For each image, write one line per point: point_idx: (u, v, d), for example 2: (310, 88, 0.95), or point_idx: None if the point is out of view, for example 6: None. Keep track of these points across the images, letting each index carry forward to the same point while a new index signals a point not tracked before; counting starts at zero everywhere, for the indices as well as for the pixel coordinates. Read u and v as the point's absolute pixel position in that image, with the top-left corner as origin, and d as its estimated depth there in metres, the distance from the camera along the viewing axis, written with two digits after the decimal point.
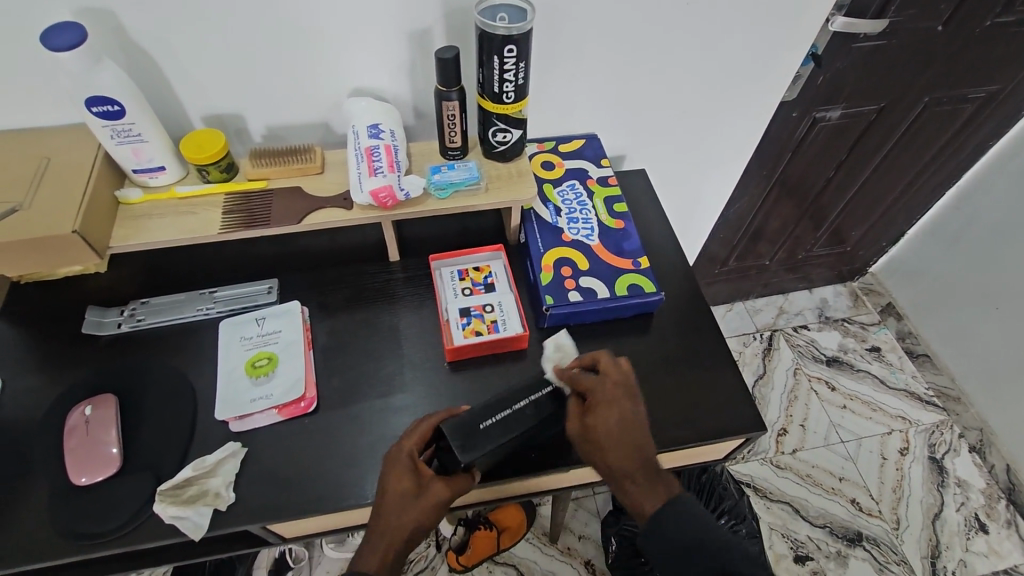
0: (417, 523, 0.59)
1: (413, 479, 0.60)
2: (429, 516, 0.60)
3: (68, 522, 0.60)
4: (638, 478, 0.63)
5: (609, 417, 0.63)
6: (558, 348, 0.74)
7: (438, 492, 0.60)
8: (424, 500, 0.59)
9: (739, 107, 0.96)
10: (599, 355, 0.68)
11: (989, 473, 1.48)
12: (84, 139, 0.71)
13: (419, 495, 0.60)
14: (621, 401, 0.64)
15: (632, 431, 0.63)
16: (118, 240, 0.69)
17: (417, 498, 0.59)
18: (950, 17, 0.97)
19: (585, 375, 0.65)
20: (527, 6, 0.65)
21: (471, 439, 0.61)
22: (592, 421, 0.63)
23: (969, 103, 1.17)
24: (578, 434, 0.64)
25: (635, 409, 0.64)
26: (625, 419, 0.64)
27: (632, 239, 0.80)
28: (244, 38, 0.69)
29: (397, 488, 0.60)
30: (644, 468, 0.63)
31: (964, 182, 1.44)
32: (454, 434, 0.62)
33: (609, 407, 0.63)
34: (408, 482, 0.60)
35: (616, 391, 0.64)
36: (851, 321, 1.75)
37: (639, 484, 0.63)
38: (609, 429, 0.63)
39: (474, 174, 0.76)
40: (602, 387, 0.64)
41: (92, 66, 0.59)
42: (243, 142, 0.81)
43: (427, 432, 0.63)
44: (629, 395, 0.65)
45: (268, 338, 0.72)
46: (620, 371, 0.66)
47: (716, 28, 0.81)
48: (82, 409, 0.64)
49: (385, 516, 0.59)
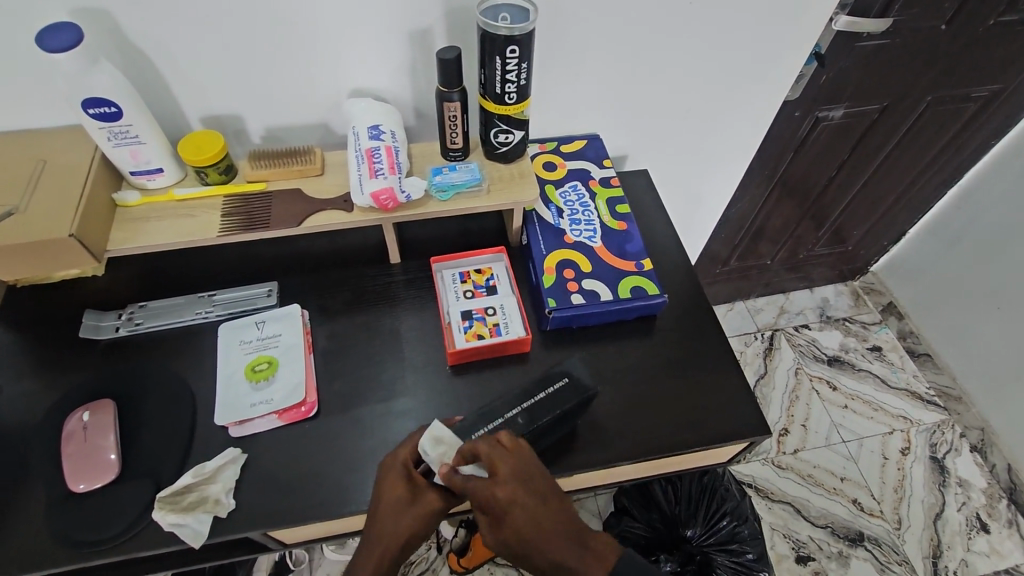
0: (412, 530, 0.59)
1: (408, 487, 0.59)
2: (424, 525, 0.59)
3: (66, 530, 0.59)
4: (574, 564, 0.56)
5: (517, 521, 0.55)
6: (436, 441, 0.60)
7: (432, 501, 0.59)
8: (418, 508, 0.58)
9: (742, 107, 0.96)
10: (481, 444, 0.57)
11: (991, 473, 1.48)
12: (81, 141, 0.70)
13: (414, 503, 0.59)
14: (521, 498, 0.55)
15: (548, 523, 0.56)
16: (116, 243, 0.68)
17: (412, 506, 0.59)
18: (954, 16, 0.96)
19: (473, 480, 0.55)
20: (529, 5, 0.64)
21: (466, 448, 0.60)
22: (503, 528, 0.55)
23: (973, 102, 1.17)
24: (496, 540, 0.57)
25: (536, 498, 0.56)
26: (535, 512, 0.56)
27: (635, 241, 0.80)
28: (242, 38, 0.68)
29: (393, 494, 0.59)
30: (576, 551, 0.57)
31: (966, 181, 1.43)
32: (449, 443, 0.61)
33: (511, 512, 0.55)
34: (403, 490, 0.59)
35: (511, 492, 0.55)
36: (852, 320, 1.75)
37: (578, 571, 0.57)
38: (524, 532, 0.55)
39: (475, 176, 0.75)
40: (491, 496, 0.55)
41: (89, 67, 0.59)
42: (242, 143, 0.80)
43: (423, 442, 0.62)
44: (527, 484, 0.56)
45: (268, 342, 0.71)
46: (509, 458, 0.56)
47: (720, 28, 0.80)
48: (80, 414, 0.63)
49: (380, 523, 0.59)
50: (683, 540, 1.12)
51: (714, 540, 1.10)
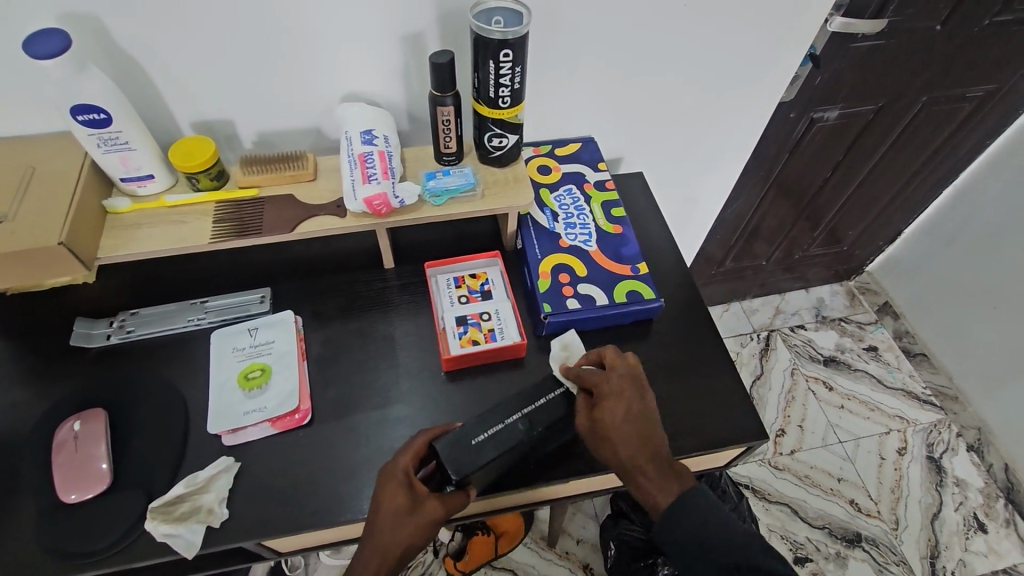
0: (411, 539, 0.58)
1: (407, 495, 0.58)
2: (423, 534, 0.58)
3: (57, 541, 0.58)
4: (649, 468, 0.61)
5: (613, 411, 0.62)
6: (564, 345, 0.73)
7: (432, 509, 0.58)
8: (418, 517, 0.57)
9: (737, 109, 0.96)
10: (608, 351, 0.67)
11: (988, 472, 1.48)
12: (70, 147, 0.69)
13: (413, 512, 0.57)
14: (627, 393, 0.63)
15: (639, 422, 0.62)
16: (106, 251, 0.68)
17: (411, 515, 0.57)
18: (949, 16, 0.96)
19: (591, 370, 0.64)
20: (522, 9, 0.64)
21: (463, 460, 0.60)
22: (598, 414, 0.62)
23: (967, 102, 1.17)
24: (587, 429, 0.64)
25: (639, 400, 0.63)
26: (633, 410, 0.63)
27: (630, 244, 0.79)
28: (233, 42, 0.67)
29: (391, 504, 0.58)
30: (654, 458, 0.62)
31: (961, 181, 1.43)
32: (449, 449, 0.60)
33: (613, 401, 0.62)
34: (402, 500, 0.57)
35: (621, 385, 0.63)
36: (848, 320, 1.75)
37: (651, 476, 0.61)
38: (616, 422, 0.62)
39: (470, 180, 0.75)
40: (606, 381, 0.63)
41: (77, 73, 0.58)
42: (233, 148, 0.80)
43: (421, 448, 0.61)
44: (634, 387, 0.64)
45: (261, 349, 0.70)
46: (627, 364, 0.66)
47: (714, 30, 0.80)
48: (71, 424, 0.62)
49: (378, 534, 0.57)
50: None
51: None
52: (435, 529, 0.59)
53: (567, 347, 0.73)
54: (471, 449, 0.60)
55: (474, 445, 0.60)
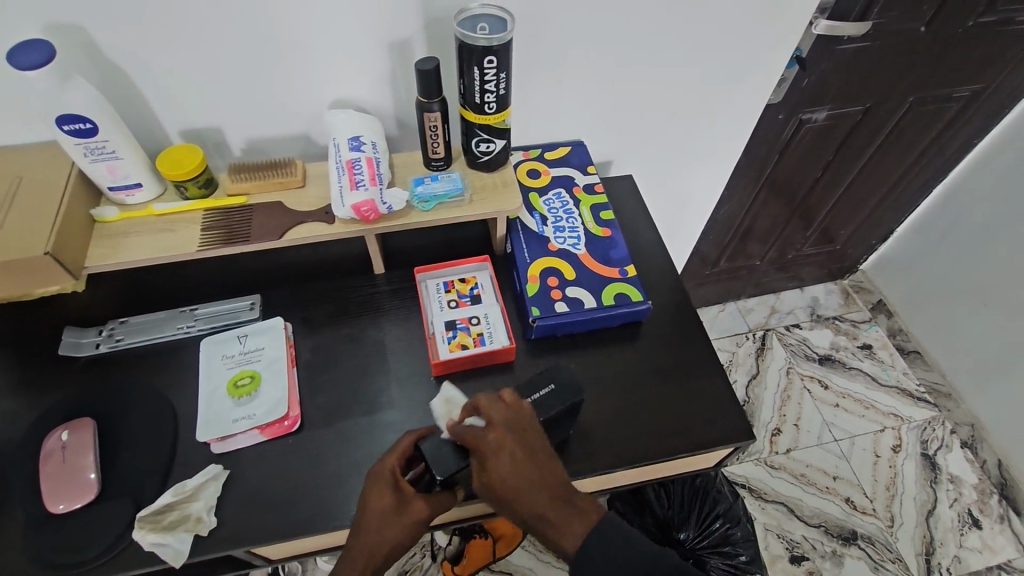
0: (398, 539, 0.58)
1: (393, 495, 0.59)
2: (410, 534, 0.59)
3: (45, 552, 0.58)
4: (550, 516, 0.56)
5: (501, 465, 0.56)
6: (447, 401, 0.69)
7: (418, 509, 0.59)
8: (405, 517, 0.58)
9: (725, 111, 0.96)
10: (485, 400, 0.60)
11: (982, 468, 1.48)
12: (57, 157, 0.69)
13: (400, 512, 0.58)
14: (510, 445, 0.57)
15: (528, 471, 0.57)
16: (94, 260, 0.68)
17: (398, 515, 0.58)
18: (933, 17, 0.96)
19: (468, 429, 0.58)
20: (507, 15, 0.64)
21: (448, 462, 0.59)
22: (487, 473, 0.57)
23: (955, 101, 1.17)
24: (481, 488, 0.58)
25: (522, 447, 0.57)
26: (519, 461, 0.57)
27: (619, 247, 0.80)
28: (219, 51, 0.67)
29: (377, 504, 0.58)
30: (553, 503, 0.56)
31: (950, 180, 1.44)
32: (435, 449, 0.60)
33: (497, 458, 0.57)
34: (389, 499, 0.58)
35: (501, 437, 0.57)
36: (841, 319, 1.75)
37: (553, 524, 0.56)
38: (508, 477, 0.56)
39: (457, 186, 0.75)
40: (484, 440, 0.57)
41: (62, 83, 0.58)
42: (222, 155, 0.80)
43: (408, 449, 0.61)
44: (518, 434, 0.58)
45: (250, 356, 0.70)
46: (504, 409, 0.60)
47: (700, 34, 0.81)
48: (59, 434, 0.62)
49: (365, 533, 0.58)
50: (676, 544, 1.11)
51: (706, 543, 1.10)
52: (422, 528, 0.60)
53: (450, 402, 0.69)
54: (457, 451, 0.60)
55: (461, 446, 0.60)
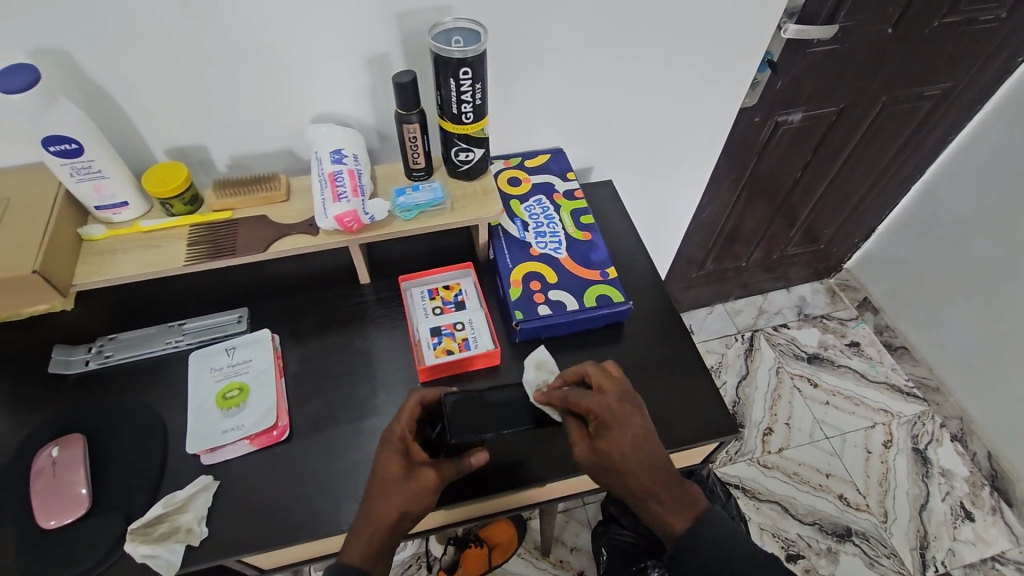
0: (406, 510, 0.59)
1: (400, 457, 0.61)
2: (412, 509, 0.60)
3: (38, 568, 0.59)
4: (664, 494, 0.62)
5: (624, 435, 0.61)
6: (538, 365, 0.72)
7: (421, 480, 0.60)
8: (409, 490, 0.59)
9: (701, 115, 0.99)
10: (591, 368, 0.66)
11: (972, 461, 1.50)
12: (45, 178, 0.71)
13: (408, 479, 0.60)
14: (631, 414, 0.63)
15: (648, 445, 0.62)
16: (82, 278, 0.69)
17: (409, 486, 0.59)
18: (899, 19, 0.99)
19: (581, 396, 0.63)
20: (480, 28, 0.66)
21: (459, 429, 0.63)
22: (605, 444, 0.61)
23: (926, 100, 1.21)
24: (588, 458, 0.63)
25: (642, 417, 0.63)
26: (640, 435, 0.62)
27: (599, 250, 0.81)
28: (199, 71, 0.69)
29: (390, 469, 0.60)
30: (667, 482, 0.62)
31: (928, 177, 1.47)
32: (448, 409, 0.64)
33: (620, 425, 0.62)
34: (398, 465, 0.60)
35: (623, 407, 0.63)
36: (829, 317, 1.78)
37: (668, 504, 0.63)
38: (628, 447, 0.61)
39: (439, 195, 0.76)
40: (605, 407, 0.62)
41: (47, 106, 0.59)
42: (208, 172, 0.81)
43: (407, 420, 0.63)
44: (631, 405, 0.63)
45: (238, 368, 0.71)
46: (616, 382, 0.65)
47: (669, 41, 0.83)
48: (49, 450, 0.63)
49: (378, 500, 0.59)
50: None
51: None
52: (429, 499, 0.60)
53: (540, 367, 0.72)
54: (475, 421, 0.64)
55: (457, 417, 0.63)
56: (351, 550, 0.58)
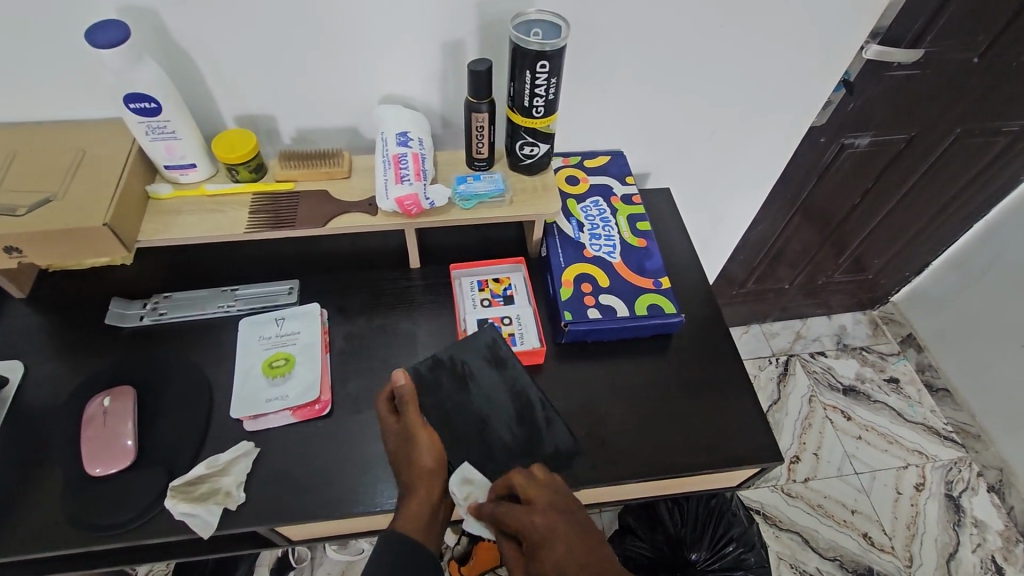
0: (422, 466, 0.61)
1: (394, 426, 0.63)
2: (429, 463, 0.61)
3: (82, 513, 0.60)
4: None
5: (554, 552, 0.54)
6: (465, 482, 0.63)
7: (412, 444, 0.62)
8: (413, 450, 0.61)
9: (768, 131, 0.96)
10: (517, 477, 0.60)
11: (1008, 515, 1.43)
12: (121, 134, 0.72)
13: (406, 445, 0.62)
14: (560, 527, 0.56)
15: (585, 564, 0.54)
16: (147, 235, 0.70)
17: (411, 450, 0.61)
18: (988, 49, 0.94)
19: (510, 510, 0.57)
20: (561, 22, 0.65)
21: (450, 408, 0.66)
22: (539, 566, 0.54)
23: (1002, 136, 1.15)
24: None
25: (575, 530, 0.56)
26: (574, 549, 0.55)
27: (654, 258, 0.80)
28: (275, 40, 0.69)
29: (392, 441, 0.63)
30: None
31: (993, 215, 1.40)
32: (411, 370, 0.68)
33: (549, 541, 0.55)
34: (393, 433, 0.63)
35: (549, 520, 0.56)
36: (869, 350, 1.72)
37: None
38: (560, 566, 0.54)
39: (499, 186, 0.76)
40: (531, 524, 0.56)
41: (133, 64, 0.60)
42: (272, 143, 0.82)
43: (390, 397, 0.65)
44: (562, 514, 0.57)
45: (287, 339, 0.72)
46: (544, 489, 0.59)
47: (749, 52, 0.80)
48: (101, 399, 0.65)
49: (401, 472, 0.61)
50: (687, 564, 1.08)
51: (718, 566, 1.07)
52: (418, 458, 0.61)
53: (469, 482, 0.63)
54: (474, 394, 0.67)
55: (446, 390, 0.67)
56: (402, 518, 0.58)
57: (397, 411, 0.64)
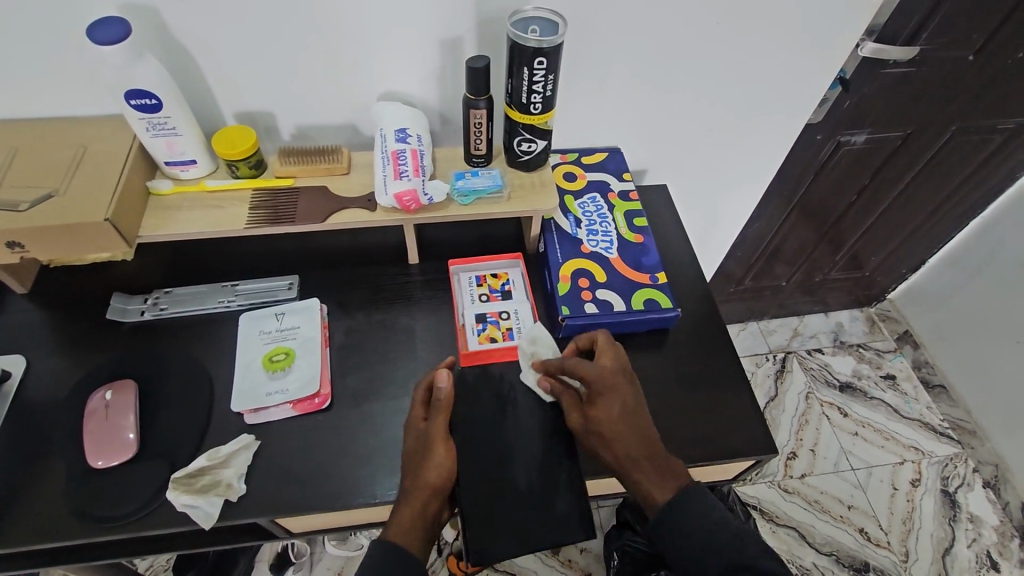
0: (433, 482, 0.60)
1: (419, 432, 0.63)
2: (440, 481, 0.61)
3: (85, 504, 0.61)
4: (643, 460, 0.61)
5: (608, 402, 0.62)
6: (533, 339, 0.72)
7: (433, 455, 0.61)
8: (427, 458, 0.61)
9: (764, 128, 0.96)
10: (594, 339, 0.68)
11: (1003, 510, 1.44)
12: (122, 130, 0.73)
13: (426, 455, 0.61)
14: (619, 382, 0.64)
15: (632, 416, 0.62)
16: (148, 230, 0.71)
17: (425, 457, 0.61)
18: (983, 47, 0.95)
19: (579, 360, 0.65)
20: (559, 19, 0.66)
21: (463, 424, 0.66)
22: (594, 411, 0.62)
23: (998, 133, 1.16)
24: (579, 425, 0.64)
25: (633, 391, 0.64)
26: (626, 403, 0.63)
27: (651, 254, 0.80)
28: (275, 38, 0.70)
29: (411, 448, 0.62)
30: (649, 449, 0.62)
31: (989, 213, 1.41)
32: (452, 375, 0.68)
33: (607, 389, 0.63)
34: (415, 441, 0.63)
35: (612, 375, 0.64)
36: (866, 347, 1.73)
37: (648, 466, 0.61)
38: (610, 416, 0.62)
39: (497, 182, 0.77)
40: (596, 373, 0.63)
41: (134, 60, 0.61)
42: (272, 139, 0.83)
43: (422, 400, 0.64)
44: (623, 375, 0.65)
45: (287, 333, 0.73)
46: (613, 352, 0.67)
47: (744, 50, 0.81)
48: (103, 393, 0.65)
49: (409, 477, 0.61)
50: None
51: None
52: (435, 469, 0.60)
53: (536, 342, 0.72)
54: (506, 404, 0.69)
55: (480, 399, 0.69)
56: (395, 526, 0.58)
57: (427, 413, 0.64)
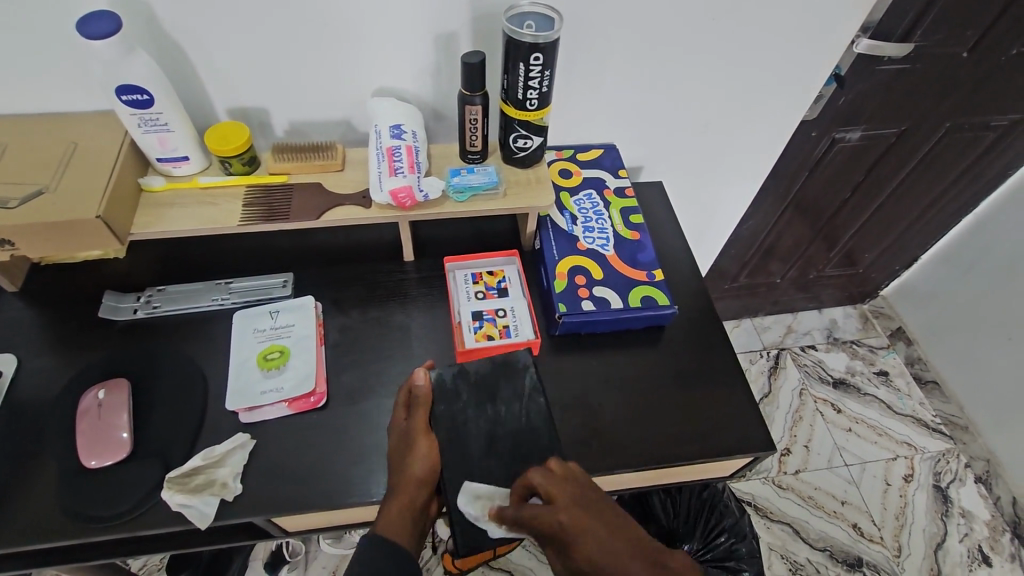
0: (414, 472, 0.61)
1: (401, 428, 0.64)
2: (422, 471, 0.62)
3: (76, 505, 0.60)
4: None
5: (591, 549, 0.54)
6: (474, 498, 0.62)
7: (415, 450, 0.63)
8: (409, 452, 0.62)
9: (759, 126, 0.97)
10: (536, 475, 0.58)
11: (995, 505, 1.46)
12: (113, 126, 0.72)
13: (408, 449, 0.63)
14: (587, 525, 0.54)
15: (621, 548, 0.54)
16: (140, 227, 0.70)
17: (406, 452, 0.63)
18: (976, 44, 0.95)
19: (537, 511, 0.56)
20: (555, 14, 0.66)
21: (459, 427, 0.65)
22: (581, 563, 0.54)
23: (991, 131, 1.16)
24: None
25: (605, 520, 0.56)
26: (607, 539, 0.55)
27: (647, 251, 0.80)
28: (269, 33, 0.69)
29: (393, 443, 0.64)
30: (654, 568, 0.56)
31: (981, 210, 1.42)
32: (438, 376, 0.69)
33: (582, 538, 0.54)
34: (397, 436, 0.64)
35: (578, 518, 0.55)
36: (860, 343, 1.73)
37: None
38: (599, 561, 0.54)
39: (493, 179, 0.76)
40: (563, 526, 0.54)
41: (125, 55, 0.60)
42: (266, 136, 0.82)
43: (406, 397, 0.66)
44: (588, 508, 0.56)
45: (281, 332, 0.72)
46: (564, 483, 0.57)
47: (738, 46, 0.81)
48: (95, 392, 0.65)
49: (393, 473, 0.63)
50: None
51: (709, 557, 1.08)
52: (417, 463, 0.62)
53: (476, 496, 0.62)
54: (488, 404, 0.67)
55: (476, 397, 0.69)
56: (382, 518, 0.60)
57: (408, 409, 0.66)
